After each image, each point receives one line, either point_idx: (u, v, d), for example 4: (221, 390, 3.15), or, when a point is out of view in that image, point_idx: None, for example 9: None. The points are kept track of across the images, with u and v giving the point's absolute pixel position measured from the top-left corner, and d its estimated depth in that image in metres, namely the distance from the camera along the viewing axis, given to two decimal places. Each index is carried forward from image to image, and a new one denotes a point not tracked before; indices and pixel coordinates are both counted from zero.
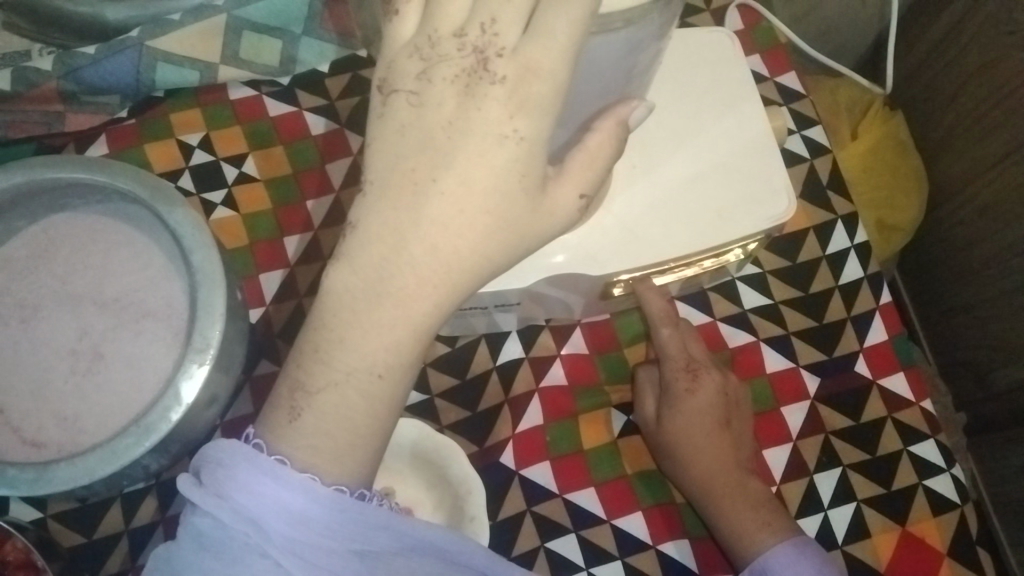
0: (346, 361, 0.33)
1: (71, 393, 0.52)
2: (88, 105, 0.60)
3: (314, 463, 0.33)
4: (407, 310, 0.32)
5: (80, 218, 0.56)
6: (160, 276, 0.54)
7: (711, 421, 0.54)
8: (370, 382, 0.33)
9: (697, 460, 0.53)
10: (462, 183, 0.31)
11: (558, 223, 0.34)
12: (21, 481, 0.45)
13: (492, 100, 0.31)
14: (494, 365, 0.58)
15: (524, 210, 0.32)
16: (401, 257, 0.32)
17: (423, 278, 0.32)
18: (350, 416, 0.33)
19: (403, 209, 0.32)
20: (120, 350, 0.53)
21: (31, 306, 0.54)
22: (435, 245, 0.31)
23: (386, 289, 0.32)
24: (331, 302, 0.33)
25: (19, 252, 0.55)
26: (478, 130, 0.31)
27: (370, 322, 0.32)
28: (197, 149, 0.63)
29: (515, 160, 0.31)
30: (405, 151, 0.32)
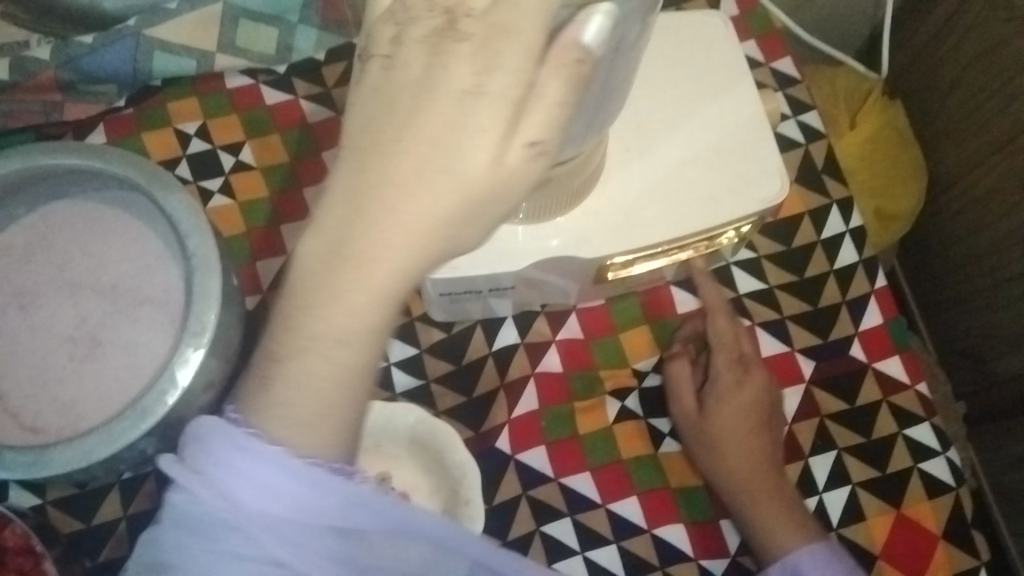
0: (316, 330, 0.33)
1: (69, 379, 0.53)
2: (86, 95, 0.61)
3: (286, 438, 0.33)
4: (371, 284, 0.32)
5: (78, 205, 0.56)
6: (157, 263, 0.55)
7: (754, 419, 0.54)
8: (332, 349, 0.33)
9: (734, 464, 0.53)
10: (424, 143, 0.31)
11: (518, 183, 0.33)
12: (18, 465, 0.46)
13: (457, 58, 0.31)
14: (490, 351, 0.59)
15: (486, 164, 0.31)
16: (365, 221, 0.32)
17: (386, 244, 0.32)
18: (321, 388, 0.33)
19: (368, 173, 0.32)
20: (118, 337, 0.53)
21: (29, 294, 0.54)
22: (394, 206, 0.32)
23: (351, 255, 0.32)
24: (302, 274, 0.33)
25: (17, 241, 0.55)
26: (440, 89, 0.31)
27: (337, 289, 0.33)
28: (194, 138, 0.63)
29: (476, 117, 0.31)
30: (375, 115, 0.32)
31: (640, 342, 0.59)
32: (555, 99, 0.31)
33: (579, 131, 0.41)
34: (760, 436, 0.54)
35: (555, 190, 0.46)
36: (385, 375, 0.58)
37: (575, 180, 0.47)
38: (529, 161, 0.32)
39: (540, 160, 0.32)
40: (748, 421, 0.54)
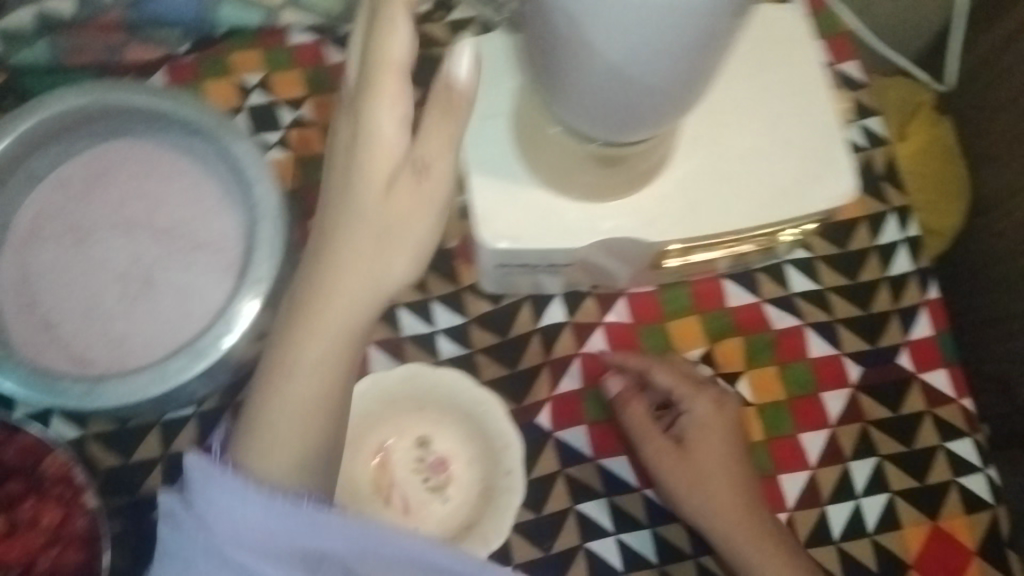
0: (281, 387, 0.39)
1: (120, 317, 0.53)
2: (150, 39, 0.61)
3: (273, 473, 0.39)
4: (325, 318, 0.38)
5: (139, 144, 0.55)
6: (215, 210, 0.54)
7: (731, 449, 0.53)
8: (284, 383, 0.39)
9: (724, 511, 0.52)
10: (378, 211, 0.38)
11: (425, 199, 0.38)
12: (72, 394, 0.46)
13: (429, 123, 0.38)
14: (535, 328, 0.58)
15: (394, 198, 0.38)
16: (342, 256, 0.38)
17: (343, 294, 0.38)
18: (301, 423, 0.39)
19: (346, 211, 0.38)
20: (171, 279, 0.53)
21: (86, 229, 0.55)
22: (343, 264, 0.38)
23: (329, 296, 0.38)
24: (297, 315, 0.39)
25: (78, 175, 0.55)
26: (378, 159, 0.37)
27: (299, 338, 0.38)
28: (255, 90, 0.62)
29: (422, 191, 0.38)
30: (355, 162, 0.37)
31: (732, 352, 0.58)
32: (442, 125, 0.38)
33: (655, 122, 0.40)
34: (735, 469, 0.53)
35: (614, 174, 0.47)
36: (429, 342, 0.58)
37: (638, 167, 0.47)
38: (413, 178, 0.38)
39: (404, 176, 0.38)
40: (727, 454, 0.53)
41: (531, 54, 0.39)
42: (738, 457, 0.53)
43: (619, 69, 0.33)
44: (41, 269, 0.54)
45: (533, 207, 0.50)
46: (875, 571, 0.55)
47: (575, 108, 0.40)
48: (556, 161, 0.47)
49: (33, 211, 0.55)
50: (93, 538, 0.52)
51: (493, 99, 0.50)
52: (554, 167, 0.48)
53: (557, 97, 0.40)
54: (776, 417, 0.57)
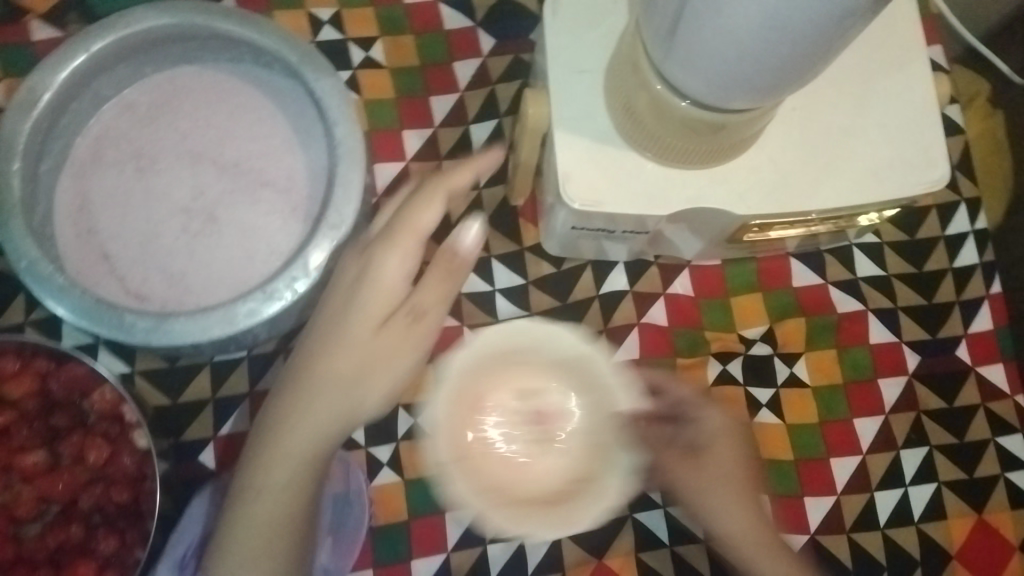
0: (249, 486, 0.41)
1: (180, 251, 0.51)
2: None
3: None
4: (285, 449, 0.41)
5: (209, 73, 0.54)
6: (284, 148, 0.53)
7: (746, 468, 0.47)
8: (249, 506, 0.41)
9: (734, 520, 0.46)
10: (354, 355, 0.41)
11: (416, 342, 0.42)
12: (139, 329, 0.45)
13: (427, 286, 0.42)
14: (596, 294, 0.58)
15: (383, 337, 0.41)
16: (299, 413, 0.41)
17: (320, 415, 0.41)
18: (260, 558, 0.42)
19: (348, 367, 0.41)
20: (235, 216, 0.52)
21: (148, 157, 0.53)
22: (314, 399, 0.41)
23: (267, 446, 0.41)
24: (254, 478, 0.41)
25: (143, 99, 0.54)
26: (370, 295, 0.41)
27: (264, 481, 0.41)
28: (326, 26, 0.60)
29: (393, 341, 0.42)
30: (340, 362, 0.41)
31: (795, 332, 0.57)
32: (439, 283, 0.42)
33: (767, 95, 0.39)
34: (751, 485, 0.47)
35: (705, 140, 0.45)
36: (489, 301, 0.57)
37: (733, 137, 0.45)
38: (403, 325, 0.42)
39: (398, 321, 0.42)
40: (739, 471, 0.46)
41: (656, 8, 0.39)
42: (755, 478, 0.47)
43: (760, 31, 0.34)
44: (101, 196, 0.52)
45: (617, 169, 0.48)
46: (919, 561, 0.55)
47: (685, 68, 0.40)
48: (649, 124, 0.46)
49: (95, 134, 0.53)
50: (140, 479, 0.50)
51: (589, 54, 0.49)
52: (647, 130, 0.47)
53: (671, 56, 0.40)
54: (831, 401, 0.57)
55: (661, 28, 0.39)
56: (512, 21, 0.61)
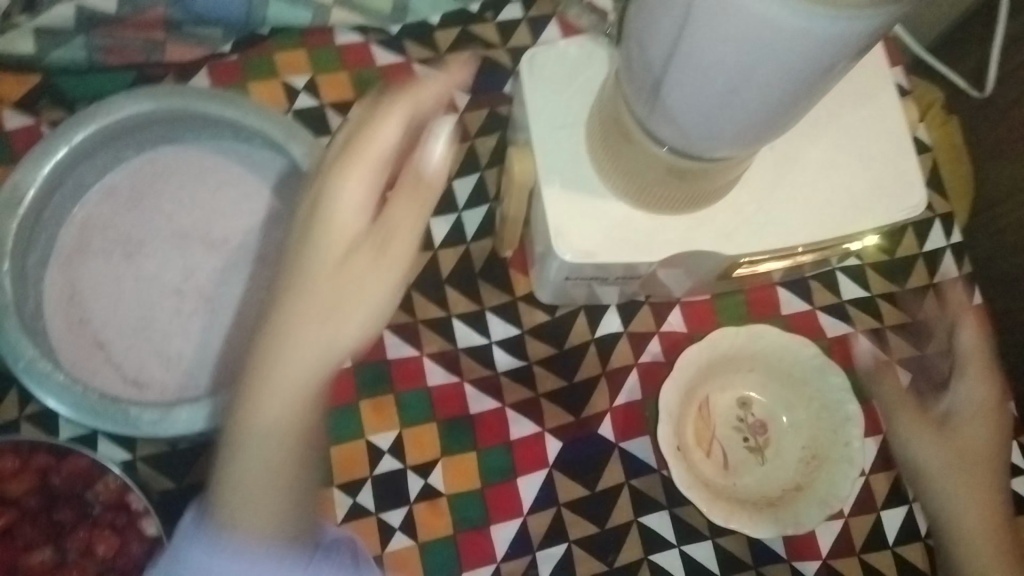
0: (224, 459, 0.31)
1: (175, 334, 0.52)
2: (191, 37, 0.60)
3: (240, 530, 0.31)
4: (274, 381, 0.30)
5: (189, 151, 0.54)
6: (270, 221, 0.54)
7: (993, 446, 0.49)
8: (228, 455, 0.31)
9: (969, 517, 0.48)
10: (325, 290, 0.30)
11: (397, 259, 0.32)
12: (146, 423, 0.45)
13: (396, 210, 0.32)
14: (592, 338, 0.58)
15: (351, 263, 0.31)
16: (280, 344, 0.30)
17: (301, 346, 0.30)
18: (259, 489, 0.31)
19: (322, 294, 0.30)
20: (227, 295, 0.52)
21: (136, 241, 0.53)
22: (293, 344, 0.30)
23: (267, 366, 0.30)
24: (248, 415, 0.31)
25: (125, 184, 0.54)
26: (336, 222, 0.31)
27: (261, 416, 0.31)
28: (302, 93, 0.60)
29: (369, 274, 0.31)
30: (308, 299, 0.30)
31: None
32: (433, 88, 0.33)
33: (752, 139, 0.40)
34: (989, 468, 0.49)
35: (688, 185, 0.46)
36: (486, 355, 0.57)
37: (713, 183, 0.46)
38: (414, 188, 0.32)
39: (365, 248, 0.31)
40: (971, 449, 0.49)
41: (637, 64, 0.39)
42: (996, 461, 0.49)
43: (749, 65, 0.33)
44: (90, 285, 0.52)
45: (604, 216, 0.49)
46: None
47: (674, 120, 0.40)
48: (633, 172, 0.46)
49: (79, 222, 0.53)
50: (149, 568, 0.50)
51: (569, 107, 0.50)
52: (631, 179, 0.47)
53: (656, 107, 0.40)
54: None
55: (647, 85, 0.39)
56: (485, 74, 0.61)
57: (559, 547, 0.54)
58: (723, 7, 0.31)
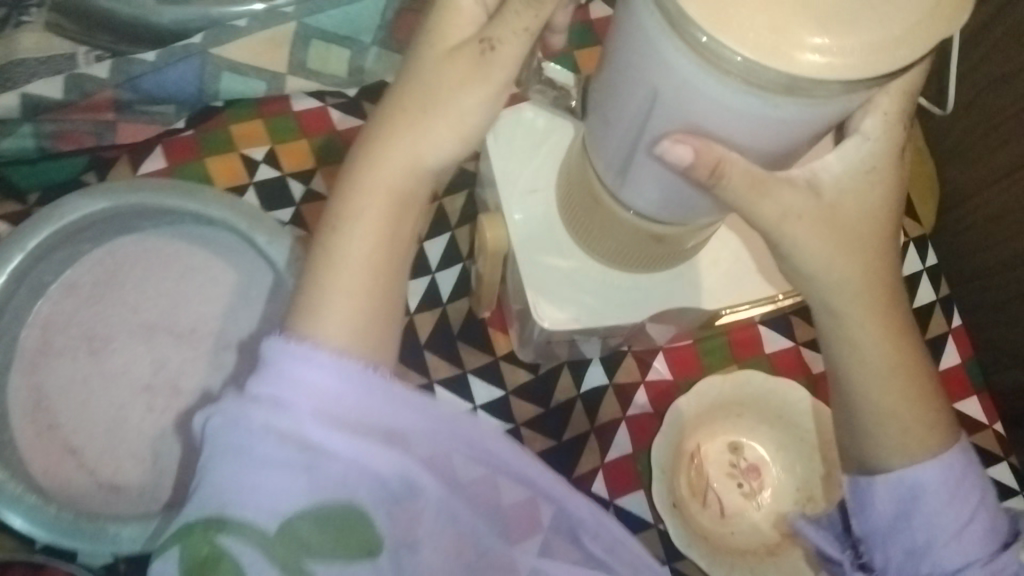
0: (337, 243, 0.36)
1: (149, 431, 0.50)
2: (141, 114, 0.57)
3: (330, 339, 0.35)
4: (375, 189, 0.36)
5: (149, 240, 0.53)
6: (239, 305, 0.52)
7: (894, 326, 0.39)
8: (337, 236, 0.37)
9: (881, 354, 0.39)
10: (414, 150, 0.36)
11: (489, 78, 0.36)
12: (126, 539, 0.45)
13: (507, 27, 0.35)
14: (577, 394, 0.57)
15: (455, 61, 0.36)
16: (401, 152, 0.36)
17: (406, 152, 0.36)
18: (352, 309, 0.36)
19: (421, 113, 0.36)
20: (199, 386, 0.51)
21: (101, 338, 0.51)
22: (395, 156, 0.37)
23: (363, 206, 0.36)
24: (344, 238, 0.37)
25: (83, 278, 0.52)
26: (427, 56, 0.37)
27: (360, 232, 0.36)
28: (262, 164, 0.59)
29: (474, 108, 0.36)
30: (403, 104, 0.37)
31: None
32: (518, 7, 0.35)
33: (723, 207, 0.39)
34: (910, 364, 0.40)
35: (660, 248, 0.45)
36: None
37: (678, 245, 0.45)
38: (477, 55, 0.36)
39: (468, 50, 0.36)
40: (880, 327, 0.38)
41: (604, 140, 0.38)
42: (914, 360, 0.40)
43: (755, 129, 0.31)
44: (55, 388, 0.50)
45: (581, 280, 0.48)
46: None
47: (636, 187, 0.39)
48: (604, 238, 0.45)
49: (40, 323, 0.51)
50: None
51: (536, 172, 0.49)
52: (605, 244, 0.46)
53: (624, 178, 0.39)
54: None
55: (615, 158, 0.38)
56: None
57: None
58: (681, 92, 0.31)
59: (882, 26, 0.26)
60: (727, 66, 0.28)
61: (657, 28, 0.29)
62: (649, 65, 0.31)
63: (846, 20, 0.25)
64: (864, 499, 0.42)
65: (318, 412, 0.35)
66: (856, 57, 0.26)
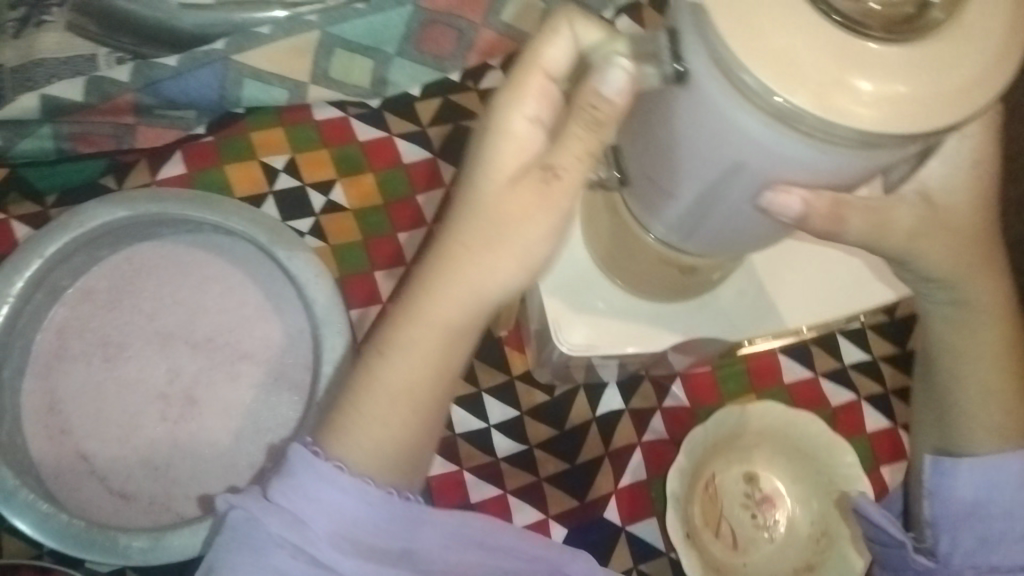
0: (379, 357, 0.35)
1: (161, 441, 0.50)
2: (161, 118, 0.56)
3: (366, 468, 0.35)
4: (428, 317, 0.34)
5: (167, 247, 0.53)
6: (256, 315, 0.52)
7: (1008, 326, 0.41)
8: (377, 361, 0.35)
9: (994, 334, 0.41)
10: (488, 253, 0.32)
11: (553, 208, 0.32)
12: (136, 552, 0.44)
13: (571, 138, 0.31)
14: (593, 417, 0.56)
15: (516, 191, 0.32)
16: (453, 261, 0.33)
17: (455, 286, 0.33)
18: (389, 426, 0.35)
19: (483, 227, 0.32)
20: (215, 396, 0.51)
21: (116, 344, 0.51)
22: (458, 279, 0.33)
23: (411, 327, 0.34)
24: (385, 359, 0.35)
25: (101, 284, 0.52)
26: (502, 146, 0.32)
27: (401, 357, 0.34)
28: (282, 174, 0.59)
29: (546, 225, 0.32)
30: (468, 223, 0.32)
31: None
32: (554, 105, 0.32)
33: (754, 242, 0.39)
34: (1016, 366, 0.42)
35: (686, 276, 0.45)
36: (485, 440, 0.55)
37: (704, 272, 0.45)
38: (541, 184, 0.31)
39: (531, 176, 0.31)
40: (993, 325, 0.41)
41: (634, 176, 0.38)
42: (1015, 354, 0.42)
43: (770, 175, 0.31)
44: (70, 393, 0.50)
45: (605, 306, 0.47)
46: None
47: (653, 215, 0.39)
48: (624, 259, 0.45)
49: (56, 327, 0.51)
50: None
51: None
52: (624, 265, 0.45)
53: (646, 205, 0.39)
54: None
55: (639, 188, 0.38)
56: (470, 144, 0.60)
57: None
58: (714, 133, 0.30)
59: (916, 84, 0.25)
60: (758, 102, 0.27)
61: (713, 78, 0.28)
62: (679, 96, 0.31)
63: (886, 68, 0.25)
64: (946, 481, 0.42)
65: (337, 535, 0.36)
66: (882, 114, 0.25)
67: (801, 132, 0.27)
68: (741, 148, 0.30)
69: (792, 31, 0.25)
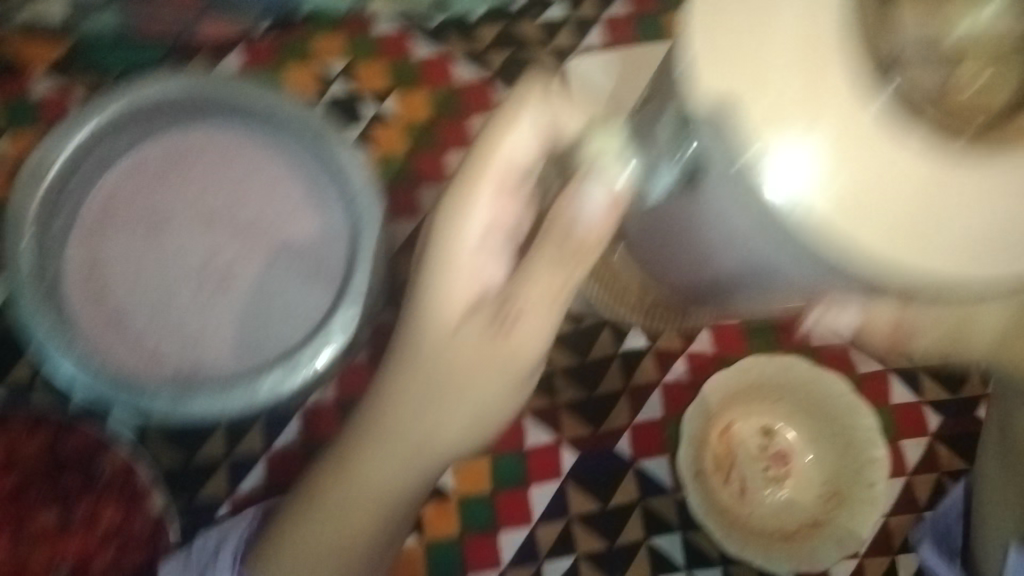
0: (315, 497, 0.35)
1: (195, 316, 0.50)
2: (227, 11, 0.58)
3: None
4: (366, 477, 0.34)
5: (219, 132, 0.52)
6: (299, 209, 0.51)
7: None
8: (310, 513, 0.36)
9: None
10: (443, 408, 0.33)
11: (500, 364, 0.33)
12: (161, 402, 0.44)
13: (540, 267, 0.32)
14: (616, 352, 0.56)
15: (462, 337, 0.33)
16: (402, 437, 0.33)
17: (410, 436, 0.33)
18: (327, 560, 0.36)
19: (428, 386, 0.33)
20: (251, 280, 0.50)
21: (161, 217, 0.51)
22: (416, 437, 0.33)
23: (350, 477, 0.34)
24: (329, 497, 0.35)
25: (152, 158, 0.52)
26: (460, 276, 0.33)
27: (350, 487, 0.34)
28: (337, 80, 0.59)
29: (492, 397, 0.34)
30: (413, 404, 0.33)
31: None
32: (544, 290, 0.32)
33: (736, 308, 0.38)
34: None
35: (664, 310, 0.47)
36: None
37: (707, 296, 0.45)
38: (489, 331, 0.33)
39: (481, 316, 0.33)
40: None
41: (639, 246, 0.38)
42: None
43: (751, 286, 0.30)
44: (113, 258, 0.51)
45: None
46: None
47: (652, 266, 0.39)
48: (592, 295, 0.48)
49: (106, 193, 0.51)
50: (155, 541, 0.51)
51: None
52: None
53: (648, 263, 0.39)
54: None
55: (651, 239, 0.36)
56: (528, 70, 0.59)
57: (566, 559, 0.53)
58: (705, 242, 0.30)
59: (1014, 214, 0.21)
60: (799, 237, 0.22)
61: (727, 198, 0.25)
62: (682, 201, 0.28)
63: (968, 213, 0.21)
64: None
65: None
66: (939, 239, 0.21)
67: (910, 266, 0.21)
68: (776, 283, 0.28)
69: (893, 185, 0.21)
